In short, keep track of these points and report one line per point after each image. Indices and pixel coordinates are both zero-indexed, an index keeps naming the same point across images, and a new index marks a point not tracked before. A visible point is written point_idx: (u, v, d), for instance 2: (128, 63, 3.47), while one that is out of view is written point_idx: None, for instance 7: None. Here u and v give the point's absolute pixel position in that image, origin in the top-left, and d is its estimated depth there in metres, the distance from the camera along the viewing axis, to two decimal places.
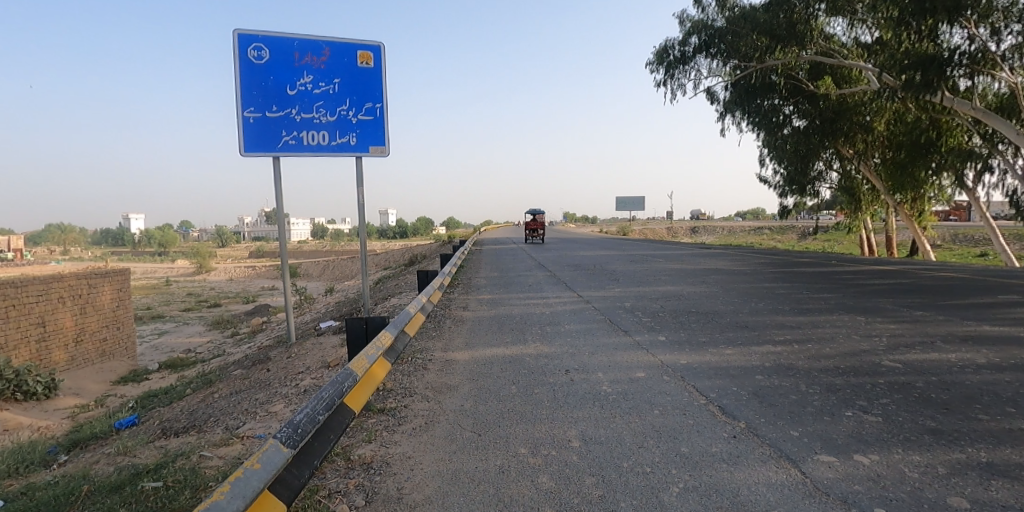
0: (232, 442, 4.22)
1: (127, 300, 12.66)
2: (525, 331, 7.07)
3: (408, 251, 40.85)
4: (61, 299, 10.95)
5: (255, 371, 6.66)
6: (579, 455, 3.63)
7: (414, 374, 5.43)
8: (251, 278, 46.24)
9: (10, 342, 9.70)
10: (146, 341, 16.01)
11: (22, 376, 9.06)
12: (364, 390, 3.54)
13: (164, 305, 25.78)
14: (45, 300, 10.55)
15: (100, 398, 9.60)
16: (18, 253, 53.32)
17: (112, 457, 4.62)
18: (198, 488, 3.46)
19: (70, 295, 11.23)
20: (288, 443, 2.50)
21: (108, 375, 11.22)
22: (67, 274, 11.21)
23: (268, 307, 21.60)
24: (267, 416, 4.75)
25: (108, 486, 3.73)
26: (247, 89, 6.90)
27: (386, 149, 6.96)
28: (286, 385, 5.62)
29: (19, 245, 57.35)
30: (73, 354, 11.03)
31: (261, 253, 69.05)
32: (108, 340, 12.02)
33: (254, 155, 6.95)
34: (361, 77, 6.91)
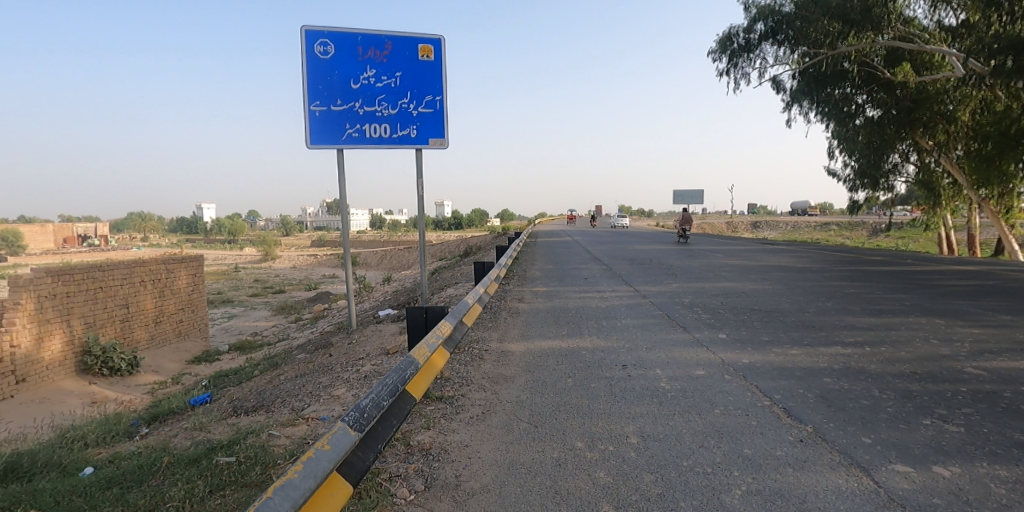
0: (298, 423, 4.41)
1: (201, 285, 13.41)
2: (581, 325, 7.03)
3: (464, 241, 41.40)
4: (143, 282, 11.56)
5: (319, 356, 6.91)
6: (636, 452, 3.58)
7: (471, 364, 5.49)
8: (312, 266, 48.09)
9: (100, 320, 10.33)
10: (217, 323, 16.98)
11: (108, 353, 9.98)
12: (425, 377, 3.61)
13: (234, 290, 27.14)
14: (130, 283, 11.20)
15: (176, 376, 10.23)
16: (104, 241, 57.41)
17: (189, 432, 4.90)
18: (267, 466, 3.67)
19: (151, 278, 11.87)
20: (355, 426, 2.57)
21: (182, 355, 11.93)
22: (147, 260, 11.82)
23: (329, 293, 22.41)
24: (330, 399, 4.92)
25: (187, 459, 3.99)
26: (313, 84, 7.07)
27: (445, 142, 7.10)
28: (348, 370, 5.81)
29: (104, 232, 62.08)
30: (153, 334, 11.73)
31: (323, 242, 71.83)
32: (184, 322, 12.76)
33: (320, 148, 7.14)
34: (422, 70, 7.06)
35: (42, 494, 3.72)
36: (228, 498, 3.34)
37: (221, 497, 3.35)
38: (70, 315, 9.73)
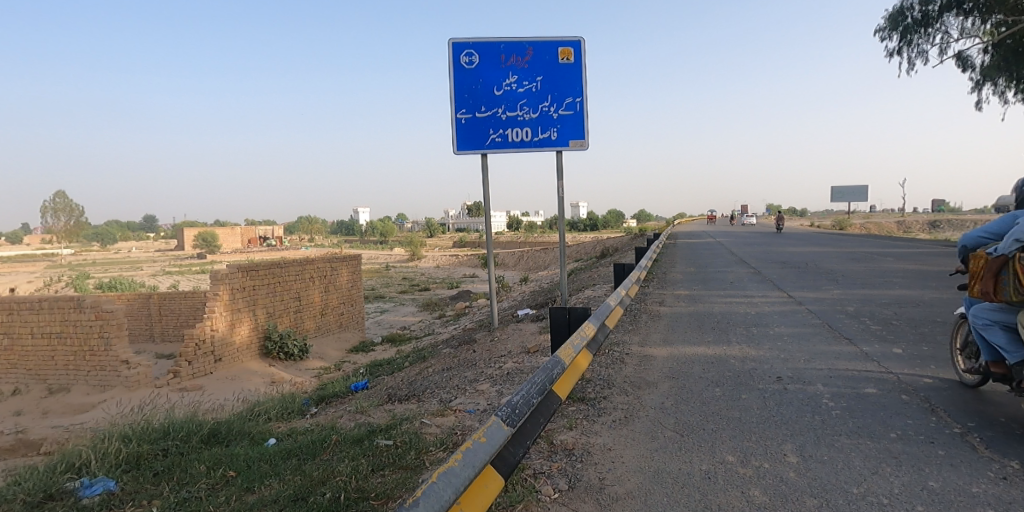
0: (447, 413, 4.69)
1: (359, 281, 14.77)
2: (727, 331, 6.64)
3: (599, 243, 41.09)
4: (312, 278, 12.98)
5: (462, 351, 7.28)
6: (797, 472, 3.29)
7: (612, 366, 5.44)
8: (454, 266, 50.80)
9: (278, 310, 11.82)
10: (372, 317, 18.61)
11: (284, 339, 11.41)
12: (571, 377, 3.66)
13: (385, 287, 29.64)
14: (303, 279, 12.67)
15: (338, 363, 11.40)
16: (282, 241, 65.88)
17: (353, 414, 5.42)
18: (421, 451, 3.96)
19: (319, 275, 13.28)
20: (507, 421, 2.67)
21: (343, 344, 13.26)
22: (315, 258, 13.23)
23: (469, 292, 23.53)
24: (475, 393, 5.17)
25: (351, 438, 4.41)
26: (459, 93, 7.42)
27: (585, 143, 7.20)
28: (491, 366, 6.06)
29: (280, 234, 71.07)
30: (320, 324, 13.16)
31: (464, 243, 75.52)
32: (345, 314, 14.16)
33: (465, 153, 7.47)
34: (563, 72, 7.19)
35: (237, 457, 4.33)
36: (387, 477, 3.65)
37: (381, 476, 3.66)
38: (256, 305, 11.23)
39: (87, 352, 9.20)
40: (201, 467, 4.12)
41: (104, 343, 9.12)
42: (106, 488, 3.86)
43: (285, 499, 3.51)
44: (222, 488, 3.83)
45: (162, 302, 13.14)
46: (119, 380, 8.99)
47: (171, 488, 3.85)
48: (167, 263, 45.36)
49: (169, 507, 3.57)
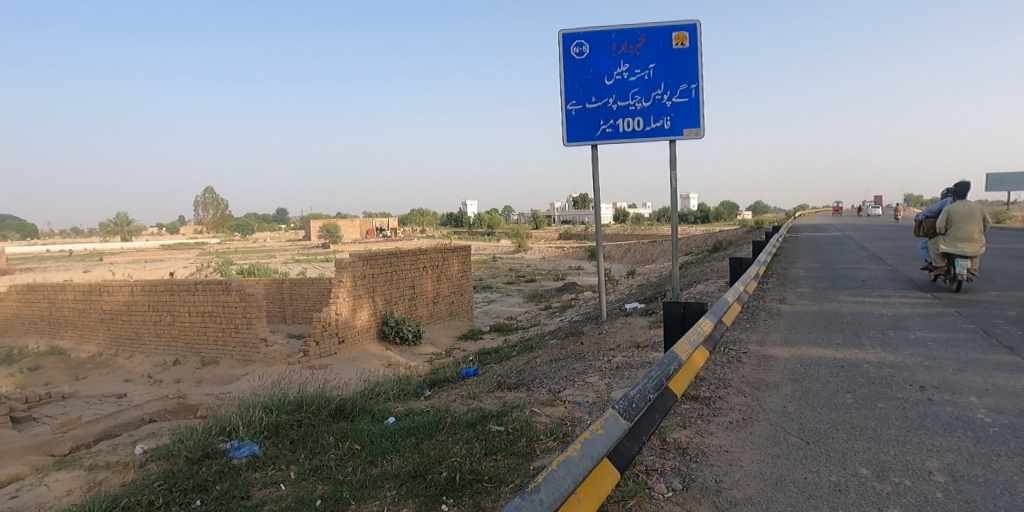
0: (556, 404, 4.76)
1: (468, 272, 15.27)
2: (859, 334, 6.09)
3: (711, 236, 39.19)
4: (425, 268, 13.61)
5: (570, 343, 7.31)
6: (944, 493, 2.97)
7: (727, 365, 5.21)
8: (559, 258, 50.87)
9: (395, 298, 12.57)
10: (480, 306, 19.22)
11: (401, 324, 12.15)
12: (687, 374, 3.57)
13: (492, 277, 30.42)
14: (416, 268, 13.32)
15: (448, 349, 11.94)
16: (397, 232, 69.83)
17: (466, 399, 5.64)
18: (531, 439, 4.06)
19: (431, 265, 13.89)
20: (624, 415, 2.68)
21: (453, 332, 13.83)
22: (429, 249, 13.83)
23: (574, 284, 23.51)
24: (584, 386, 5.20)
25: (466, 422, 4.61)
26: (569, 84, 7.43)
27: (700, 131, 6.89)
28: (600, 359, 6.03)
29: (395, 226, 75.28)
30: (432, 312, 13.81)
31: (569, 235, 75.40)
32: (455, 303, 14.73)
33: (575, 144, 7.48)
34: (677, 58, 6.93)
35: (361, 430, 4.66)
36: (500, 462, 3.78)
37: (494, 461, 3.80)
38: (375, 292, 12.02)
39: (233, 330, 10.34)
40: (331, 438, 4.48)
41: (247, 322, 10.19)
42: (252, 451, 4.31)
43: (407, 474, 3.75)
44: (350, 459, 4.15)
45: (294, 287, 14.44)
46: (259, 356, 10.02)
47: (307, 456, 4.23)
48: (299, 252, 49.92)
49: (305, 473, 3.95)
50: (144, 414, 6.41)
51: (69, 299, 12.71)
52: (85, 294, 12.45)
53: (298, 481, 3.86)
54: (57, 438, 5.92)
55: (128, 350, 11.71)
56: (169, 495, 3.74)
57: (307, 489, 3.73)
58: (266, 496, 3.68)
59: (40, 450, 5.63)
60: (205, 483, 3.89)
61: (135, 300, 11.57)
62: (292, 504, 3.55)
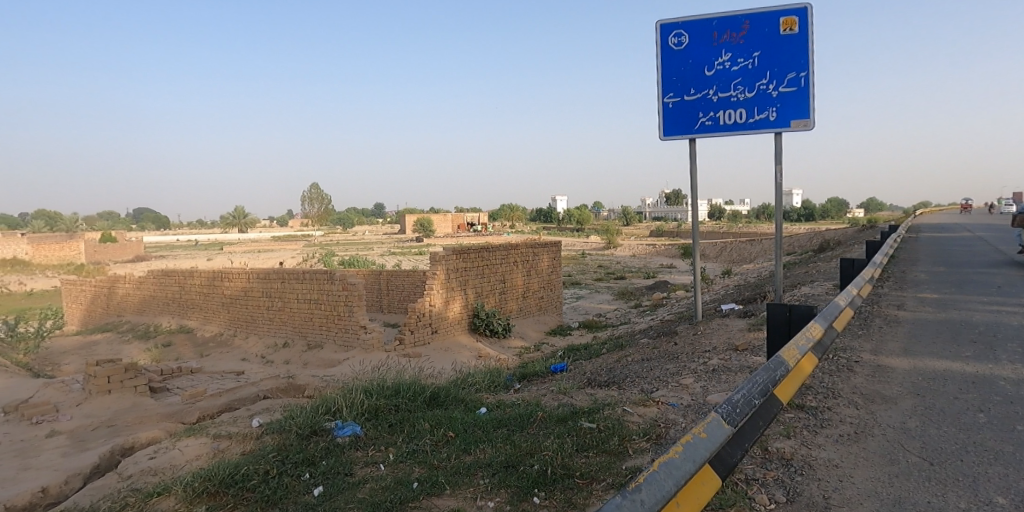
0: (649, 405, 4.64)
1: (558, 267, 15.13)
2: (996, 347, 5.40)
3: (819, 235, 36.37)
4: (515, 262, 13.71)
5: (662, 343, 7.08)
6: None
7: (836, 374, 4.82)
8: (650, 256, 49.49)
9: (485, 291, 12.79)
10: (568, 303, 19.14)
11: (491, 317, 12.41)
12: (794, 381, 3.34)
13: (580, 274, 30.19)
14: (507, 262, 13.41)
15: (537, 343, 12.04)
16: (487, 227, 71.17)
17: (556, 394, 5.62)
18: (624, 439, 3.97)
19: (522, 260, 13.92)
20: (728, 420, 2.55)
21: (541, 326, 13.89)
22: (520, 244, 13.90)
23: (666, 283, 22.79)
24: (678, 387, 5.02)
25: (556, 417, 4.60)
26: (667, 76, 7.23)
27: (809, 123, 6.38)
28: (695, 361, 5.81)
29: (485, 221, 76.77)
30: (521, 306, 13.90)
31: (660, 232, 73.17)
32: (544, 298, 14.71)
33: (672, 138, 7.28)
34: (784, 45, 6.44)
35: (454, 418, 4.78)
36: (591, 459, 3.73)
37: (585, 457, 3.76)
38: (466, 285, 12.30)
39: (336, 317, 11.00)
40: (426, 425, 4.62)
41: (348, 310, 10.80)
42: (354, 431, 4.54)
43: (499, 464, 3.81)
44: (444, 445, 4.27)
45: (390, 278, 15.12)
46: (359, 342, 10.59)
47: (404, 439, 4.41)
48: (395, 245, 52.22)
49: (403, 456, 4.11)
50: (259, 390, 6.99)
51: (196, 284, 14.08)
52: (209, 279, 13.74)
53: (395, 463, 4.03)
54: (187, 408, 6.59)
55: (244, 332, 12.81)
56: (282, 467, 4.05)
57: (405, 471, 3.89)
58: (367, 475, 3.88)
59: (173, 418, 6.30)
60: (313, 458, 4.17)
61: (251, 286, 12.61)
62: (390, 484, 3.72)
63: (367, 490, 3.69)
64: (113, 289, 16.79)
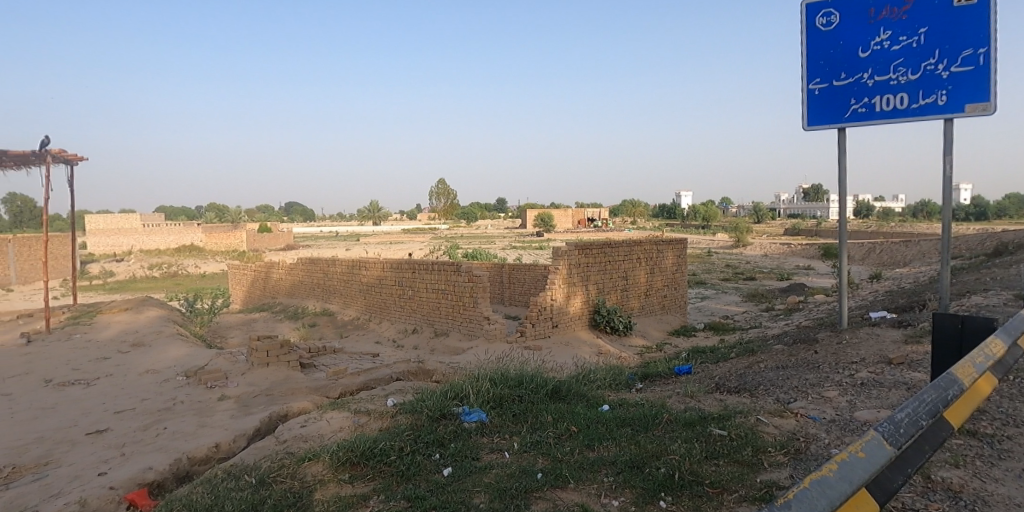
0: (787, 416, 4.30)
1: (684, 265, 14.47)
2: None
3: (999, 236, 31.24)
4: (639, 259, 13.34)
5: (802, 350, 6.52)
6: None
7: (1021, 399, 4.13)
8: (784, 255, 45.70)
9: (606, 288, 12.61)
10: (693, 302, 18.32)
11: (612, 314, 12.20)
12: (968, 403, 2.92)
13: (706, 273, 28.71)
14: (630, 259, 13.08)
15: (659, 344, 11.68)
16: (606, 222, 70.20)
17: (681, 396, 5.41)
18: (759, 450, 3.72)
19: (645, 257, 13.50)
20: (890, 440, 2.29)
21: (664, 326, 13.43)
22: (644, 240, 13.48)
23: (804, 285, 20.95)
24: (821, 400, 4.60)
25: (683, 420, 4.42)
26: (814, 61, 6.71)
27: (990, 107, 5.39)
28: (840, 372, 5.28)
29: (604, 216, 75.68)
30: (643, 304, 13.51)
31: (796, 230, 67.35)
32: (668, 297, 14.18)
33: (817, 128, 6.73)
34: (959, 17, 5.53)
35: (576, 413, 4.78)
36: (723, 468, 3.54)
37: (716, 465, 3.58)
38: (588, 281, 12.20)
39: (461, 306, 11.46)
40: (548, 418, 4.67)
41: (473, 301, 11.20)
42: (480, 418, 4.70)
43: (623, 463, 3.74)
44: (567, 440, 4.29)
45: (512, 271, 15.46)
46: (482, 332, 10.96)
47: (528, 430, 4.49)
48: (516, 239, 53.37)
49: (526, 446, 4.19)
50: (393, 372, 7.48)
51: (338, 271, 15.37)
52: (349, 268, 14.94)
53: (519, 452, 4.12)
54: (331, 384, 7.23)
55: (379, 317, 13.79)
56: (415, 445, 4.31)
57: (529, 461, 3.96)
58: (492, 461, 4.01)
59: (320, 392, 6.95)
60: (442, 439, 4.40)
61: (386, 275, 13.52)
62: (515, 472, 3.81)
63: (493, 476, 3.82)
64: (269, 273, 18.86)
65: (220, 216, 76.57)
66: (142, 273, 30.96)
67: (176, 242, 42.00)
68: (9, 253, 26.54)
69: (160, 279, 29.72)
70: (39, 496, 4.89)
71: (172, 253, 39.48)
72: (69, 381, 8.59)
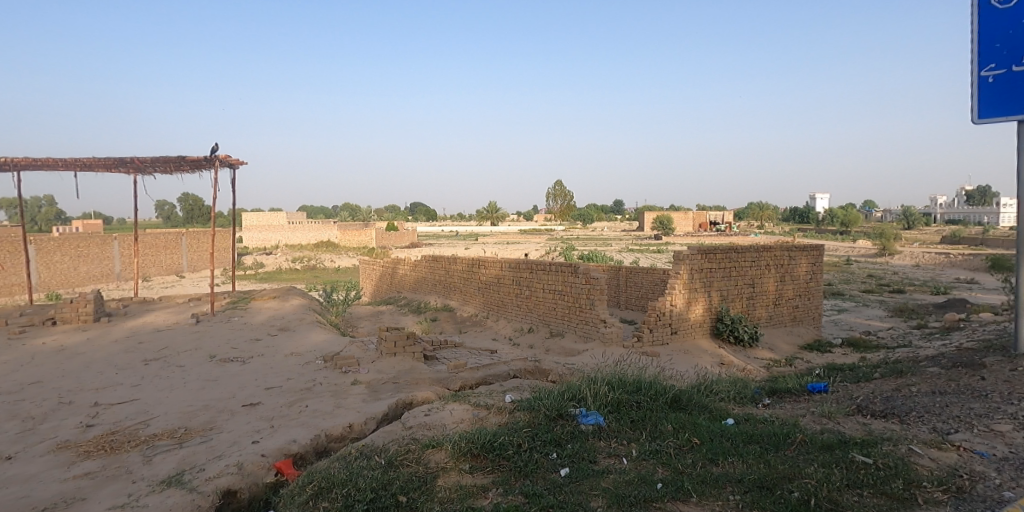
0: (945, 448, 3.83)
1: (819, 273, 13.32)
2: None
3: None
4: (767, 266, 12.49)
5: (965, 375, 5.74)
6: None
7: None
8: (941, 266, 40.30)
9: (730, 295, 11.96)
10: (828, 315, 16.81)
11: (736, 323, 11.56)
12: None
13: (845, 283, 26.15)
14: (757, 265, 12.29)
15: (789, 358, 10.87)
16: (728, 226, 66.44)
17: (817, 416, 4.99)
18: (911, 483, 3.35)
19: (775, 263, 12.61)
20: None
21: (795, 339, 12.47)
22: (774, 246, 12.59)
23: (966, 301, 18.40)
24: (990, 434, 4.04)
25: (820, 443, 4.10)
26: (985, 46, 5.93)
27: None
28: (1015, 404, 4.59)
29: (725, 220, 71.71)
30: (772, 314, 12.64)
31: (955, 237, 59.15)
32: (799, 308, 13.15)
33: (988, 121, 5.89)
34: None
35: (698, 424, 4.61)
36: (866, 500, 3.24)
37: (859, 496, 3.28)
38: (710, 287, 11.66)
39: (578, 308, 11.47)
40: (669, 428, 4.53)
41: (590, 303, 11.17)
42: (598, 422, 4.68)
43: (751, 482, 3.55)
44: (689, 451, 4.15)
45: (629, 274, 15.22)
46: (598, 335, 10.89)
47: (647, 438, 4.40)
48: (630, 242, 52.17)
49: (645, 454, 4.13)
50: (510, 369, 7.68)
51: (458, 269, 16.04)
52: (469, 266, 15.54)
53: (638, 460, 4.07)
54: (453, 376, 7.58)
55: (495, 315, 14.21)
56: (533, 443, 4.39)
57: (648, 470, 3.89)
58: (610, 466, 4.00)
59: (442, 383, 7.32)
60: (559, 439, 4.45)
61: (504, 274, 13.88)
62: (634, 480, 3.75)
63: (611, 481, 3.79)
64: (395, 269, 20.13)
65: (351, 215, 82.93)
66: (287, 266, 34.46)
67: (315, 238, 46.22)
68: (183, 245, 30.79)
69: (302, 272, 32.87)
70: (206, 456, 5.62)
71: (311, 249, 43.50)
72: (230, 359, 9.80)
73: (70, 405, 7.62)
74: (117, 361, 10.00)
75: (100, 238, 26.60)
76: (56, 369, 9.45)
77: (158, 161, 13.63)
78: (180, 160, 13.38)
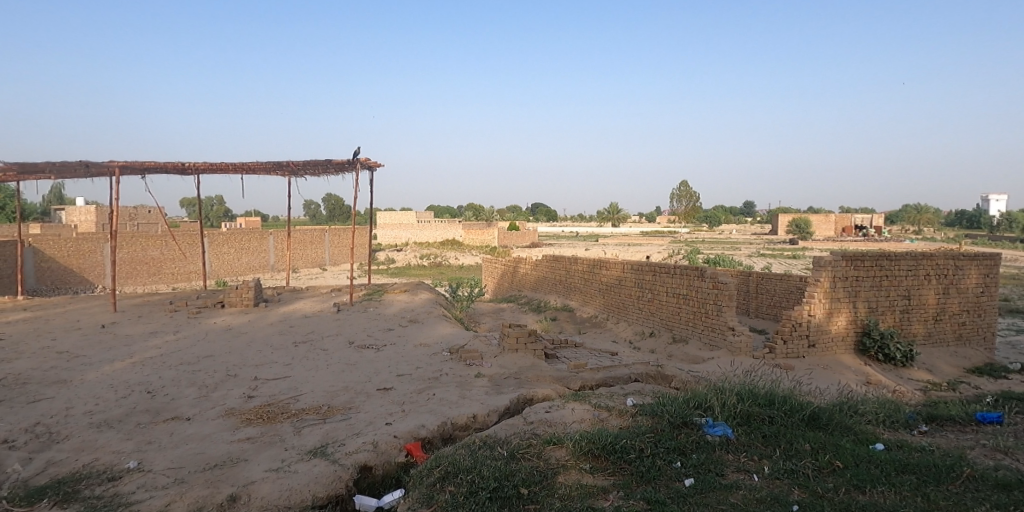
0: None
1: (993, 287, 11.60)
2: None
3: None
4: (927, 277, 11.10)
5: None
6: None
7: None
8: None
9: (880, 307, 10.79)
10: (1005, 335, 14.55)
11: (886, 339, 10.41)
12: None
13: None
14: (914, 275, 10.97)
15: (953, 382, 9.59)
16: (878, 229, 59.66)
17: (990, 450, 4.39)
18: None
19: (936, 274, 11.18)
20: None
21: (961, 361, 10.96)
22: (936, 254, 11.16)
23: None
24: None
25: (994, 482, 3.61)
26: None
27: None
28: None
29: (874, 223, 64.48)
30: (931, 331, 11.22)
31: None
32: (967, 325, 11.54)
33: None
34: None
35: (841, 446, 4.26)
36: None
37: None
38: (856, 297, 10.61)
39: (704, 314, 11.01)
40: (806, 447, 4.24)
41: (716, 309, 10.67)
42: (726, 434, 4.50)
43: None
44: (829, 475, 3.86)
45: (760, 280, 14.33)
46: (725, 344, 10.38)
47: (781, 456, 4.16)
48: (761, 246, 48.69)
49: (779, 472, 3.90)
50: (631, 373, 7.58)
51: (579, 270, 16.06)
52: (590, 267, 15.53)
53: (771, 478, 3.86)
54: (573, 376, 7.65)
55: (615, 317, 14.06)
56: (655, 449, 4.33)
57: (782, 490, 3.68)
58: (740, 481, 3.83)
59: (562, 382, 7.42)
60: (684, 448, 4.34)
61: (625, 276, 13.69)
62: (767, 498, 3.57)
63: (740, 497, 3.64)
64: (517, 267, 20.63)
65: (476, 215, 85.99)
66: (416, 262, 36.65)
67: (441, 236, 48.65)
68: (326, 240, 33.93)
69: (429, 268, 34.78)
70: (346, 433, 6.21)
71: (437, 246, 45.81)
72: (366, 345, 10.69)
73: (236, 378, 8.77)
74: (272, 342, 11.32)
75: (259, 233, 30.09)
76: (225, 346, 10.92)
77: (308, 164, 15.13)
78: (328, 163, 14.76)
